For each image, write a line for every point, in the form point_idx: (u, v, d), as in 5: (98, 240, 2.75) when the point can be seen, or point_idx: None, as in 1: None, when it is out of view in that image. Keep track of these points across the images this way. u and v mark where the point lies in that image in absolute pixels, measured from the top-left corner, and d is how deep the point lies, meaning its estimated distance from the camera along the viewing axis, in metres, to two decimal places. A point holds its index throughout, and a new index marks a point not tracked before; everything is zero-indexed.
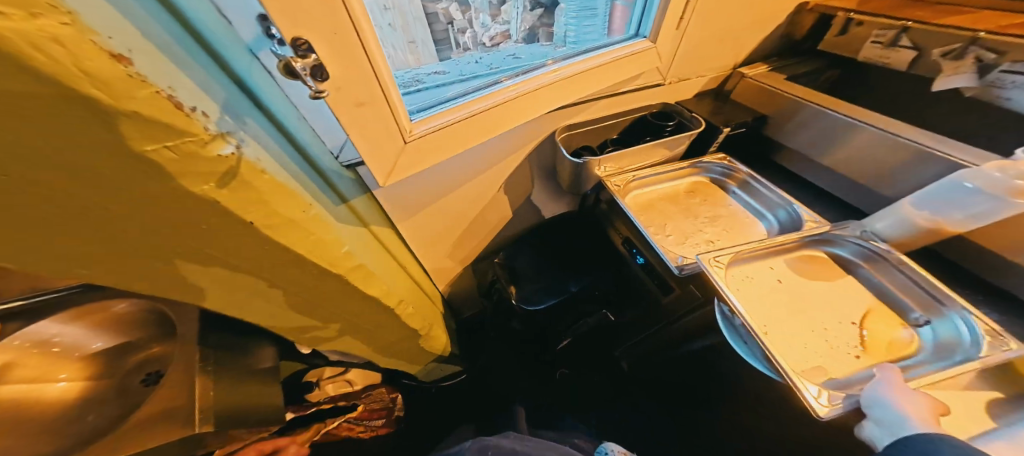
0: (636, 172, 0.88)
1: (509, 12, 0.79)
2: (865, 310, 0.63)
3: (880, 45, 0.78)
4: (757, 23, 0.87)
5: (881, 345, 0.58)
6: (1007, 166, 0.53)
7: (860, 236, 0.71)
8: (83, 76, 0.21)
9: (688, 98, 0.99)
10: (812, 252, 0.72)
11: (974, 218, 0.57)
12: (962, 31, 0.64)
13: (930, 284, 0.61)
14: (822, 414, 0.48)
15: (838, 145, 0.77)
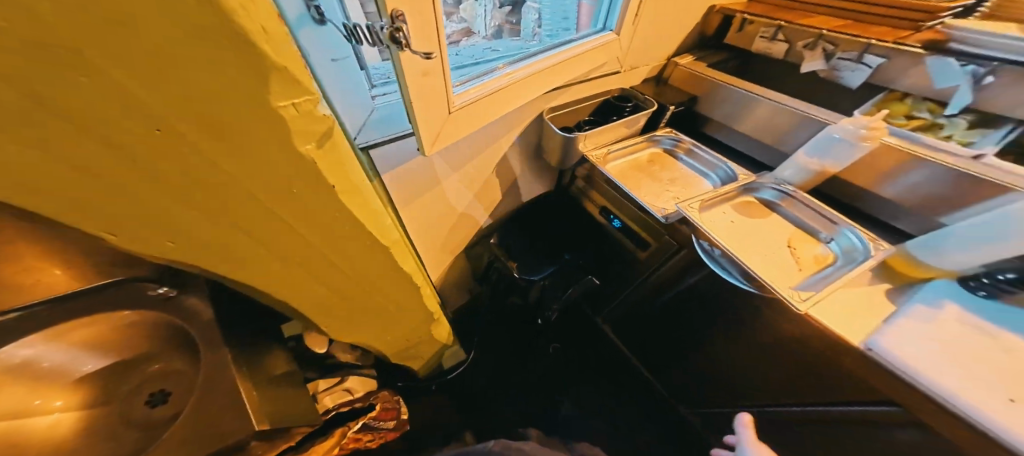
0: (608, 148, 1.04)
1: (472, 10, 0.75)
2: (796, 235, 0.86)
3: (764, 39, 1.00)
4: (685, 21, 1.06)
5: (810, 259, 0.81)
6: (854, 121, 0.76)
7: (778, 184, 0.93)
8: (262, 33, 0.26)
9: (637, 84, 1.18)
10: (752, 199, 0.94)
11: (843, 161, 0.80)
12: (815, 29, 0.87)
13: (826, 211, 0.85)
14: (796, 306, 0.69)
15: (747, 113, 0.99)
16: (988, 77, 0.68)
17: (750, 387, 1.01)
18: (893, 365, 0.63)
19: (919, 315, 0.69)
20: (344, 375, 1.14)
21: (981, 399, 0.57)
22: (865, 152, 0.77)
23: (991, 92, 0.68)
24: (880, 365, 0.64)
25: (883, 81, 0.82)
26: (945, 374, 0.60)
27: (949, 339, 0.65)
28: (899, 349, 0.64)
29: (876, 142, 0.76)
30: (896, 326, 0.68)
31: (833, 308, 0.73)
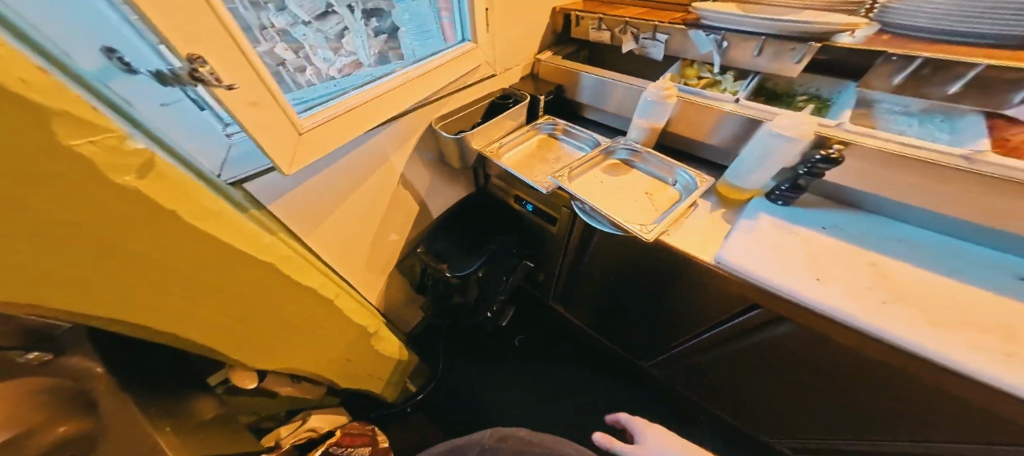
0: (499, 142, 1.16)
1: (352, 43, 0.90)
2: (651, 184, 1.06)
3: (594, 30, 1.21)
4: (536, 24, 1.23)
5: (663, 200, 1.00)
6: (654, 87, 0.98)
7: (632, 146, 1.11)
8: (21, 83, 0.29)
9: (515, 83, 1.33)
10: (615, 162, 1.13)
11: (661, 116, 1.01)
12: (622, 18, 1.10)
13: (666, 161, 1.06)
14: (642, 235, 0.85)
15: (607, 94, 1.18)
16: (727, 43, 0.92)
17: (666, 322, 1.19)
18: (738, 271, 0.82)
19: (751, 228, 0.90)
20: (304, 417, 1.14)
21: (789, 278, 0.78)
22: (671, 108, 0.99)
23: (733, 53, 0.94)
24: (730, 273, 0.84)
25: (674, 52, 1.08)
26: (768, 267, 0.81)
27: (769, 240, 0.86)
28: (739, 259, 0.84)
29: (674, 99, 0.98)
30: (736, 241, 0.88)
31: (676, 235, 0.93)
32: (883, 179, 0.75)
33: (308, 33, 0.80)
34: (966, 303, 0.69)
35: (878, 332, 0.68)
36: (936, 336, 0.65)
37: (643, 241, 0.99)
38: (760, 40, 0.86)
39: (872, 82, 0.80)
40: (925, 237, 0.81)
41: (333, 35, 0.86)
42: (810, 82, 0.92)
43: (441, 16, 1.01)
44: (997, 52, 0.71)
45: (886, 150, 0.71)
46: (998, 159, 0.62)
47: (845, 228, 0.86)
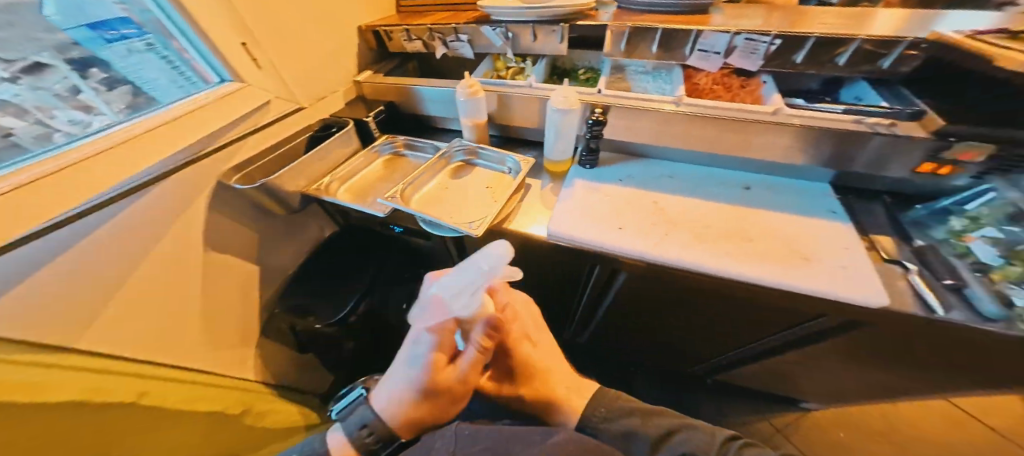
0: (329, 176, 1.05)
1: (90, 99, 0.76)
2: (492, 179, 1.10)
3: (407, 41, 1.20)
4: (342, 45, 1.19)
5: (502, 189, 1.05)
6: (462, 85, 1.03)
7: (467, 145, 1.15)
8: None
9: (341, 110, 1.27)
10: (457, 164, 1.16)
11: (478, 112, 1.08)
12: (424, 25, 1.12)
13: (500, 153, 1.11)
14: (470, 230, 0.82)
15: (434, 103, 1.19)
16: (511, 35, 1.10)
17: (563, 296, 1.25)
18: (565, 238, 0.89)
19: (575, 196, 1.01)
20: None
21: (605, 233, 0.88)
22: (481, 102, 1.06)
23: (519, 44, 1.12)
24: (560, 243, 0.90)
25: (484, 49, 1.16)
26: (589, 227, 0.90)
27: (589, 204, 0.98)
28: (567, 226, 0.92)
29: (481, 93, 1.05)
30: (564, 210, 0.97)
31: (518, 217, 0.98)
32: (645, 130, 0.97)
33: (18, 90, 0.66)
34: (712, 221, 0.86)
35: (668, 261, 0.79)
36: (702, 251, 0.79)
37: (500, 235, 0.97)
38: (529, 29, 1.06)
39: (611, 47, 1.01)
40: (692, 174, 1.02)
41: (64, 91, 0.72)
42: (585, 58, 1.22)
43: (187, 59, 0.88)
44: (675, 20, 0.98)
45: (635, 105, 0.94)
46: (694, 100, 0.89)
47: (641, 178, 1.02)
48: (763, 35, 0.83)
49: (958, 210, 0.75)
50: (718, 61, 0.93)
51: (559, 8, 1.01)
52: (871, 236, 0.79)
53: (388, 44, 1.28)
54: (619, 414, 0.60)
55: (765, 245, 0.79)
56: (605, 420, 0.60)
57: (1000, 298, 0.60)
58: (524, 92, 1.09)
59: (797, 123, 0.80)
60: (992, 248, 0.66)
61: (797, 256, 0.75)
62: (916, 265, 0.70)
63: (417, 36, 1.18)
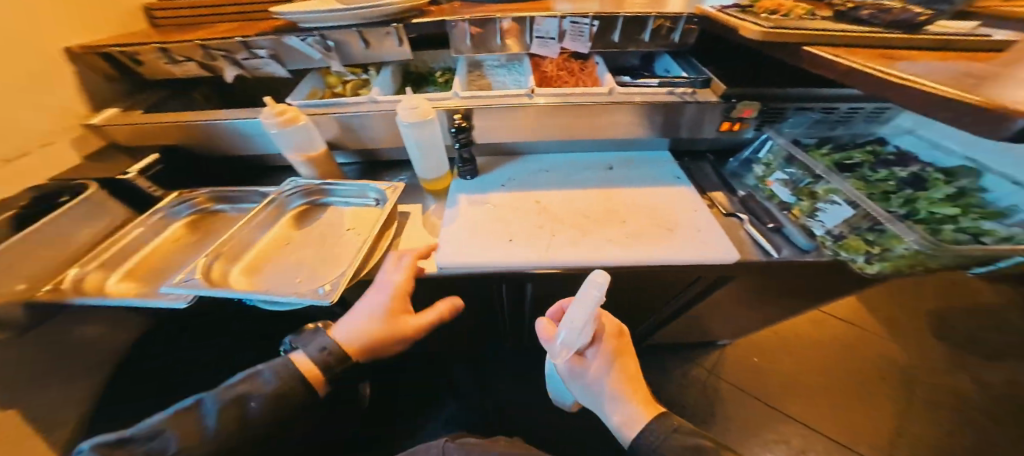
0: (80, 266, 0.70)
1: None
2: (354, 217, 0.88)
3: (172, 63, 0.92)
4: (48, 75, 0.80)
5: (369, 225, 0.85)
6: (267, 113, 0.79)
7: (309, 183, 0.91)
8: None
9: (78, 164, 0.87)
10: (300, 210, 0.90)
11: (308, 144, 0.86)
12: (188, 41, 0.86)
13: (354, 184, 0.90)
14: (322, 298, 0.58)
15: (234, 137, 0.93)
16: (330, 42, 0.88)
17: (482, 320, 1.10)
18: (454, 266, 0.76)
19: (453, 214, 0.89)
20: None
21: (493, 251, 0.78)
22: (308, 128, 0.84)
23: (346, 52, 0.92)
24: (450, 273, 0.76)
25: (292, 64, 0.94)
26: (475, 247, 0.80)
27: (471, 220, 0.87)
28: (455, 252, 0.79)
29: (302, 119, 0.83)
30: (447, 236, 0.84)
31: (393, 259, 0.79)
32: (510, 129, 0.90)
33: None
34: (585, 214, 0.85)
35: (562, 264, 0.75)
36: (586, 248, 0.77)
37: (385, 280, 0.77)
38: (354, 35, 0.87)
39: (457, 45, 0.91)
40: (561, 161, 1.00)
41: None
42: (436, 58, 1.06)
43: None
44: (508, 8, 0.93)
45: (489, 103, 0.85)
46: (545, 91, 0.86)
47: (517, 178, 0.95)
48: (584, 16, 0.83)
49: (756, 158, 0.91)
50: (555, 48, 0.91)
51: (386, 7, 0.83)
52: (710, 194, 0.90)
53: (137, 69, 0.95)
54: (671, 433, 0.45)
55: (635, 224, 0.81)
56: (660, 435, 0.45)
57: (805, 229, 0.74)
58: (365, 112, 0.90)
59: (628, 100, 0.84)
60: (786, 190, 0.82)
61: (664, 229, 0.79)
62: (745, 214, 0.82)
63: (186, 56, 0.90)
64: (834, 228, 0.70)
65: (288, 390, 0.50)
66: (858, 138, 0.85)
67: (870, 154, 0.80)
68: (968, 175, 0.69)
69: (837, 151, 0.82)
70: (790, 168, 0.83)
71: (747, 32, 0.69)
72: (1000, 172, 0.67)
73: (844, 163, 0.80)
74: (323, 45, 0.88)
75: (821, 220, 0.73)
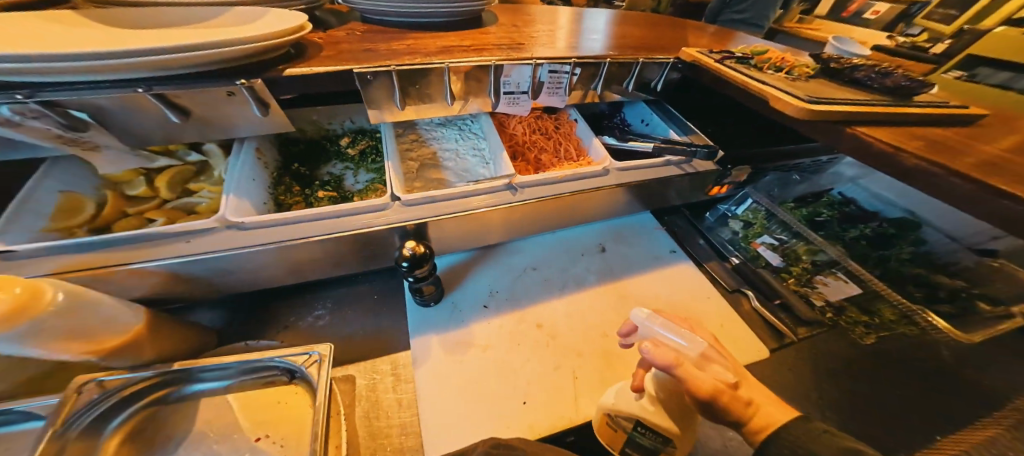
0: None
1: None
2: (252, 413, 0.49)
3: None
4: None
5: (282, 424, 0.48)
6: None
7: (131, 382, 0.44)
8: None
9: None
10: (126, 430, 0.44)
11: (109, 326, 0.39)
12: None
13: (240, 360, 0.48)
14: None
15: None
16: (80, 113, 0.37)
17: None
18: None
19: (421, 373, 0.57)
20: None
21: (506, 430, 0.53)
22: (77, 306, 0.35)
23: (133, 126, 0.41)
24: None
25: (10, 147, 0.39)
26: (475, 431, 0.52)
27: (451, 378, 0.57)
28: (452, 445, 0.50)
29: (56, 294, 0.33)
30: (426, 413, 0.53)
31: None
32: (498, 231, 0.65)
33: None
34: (599, 323, 0.68)
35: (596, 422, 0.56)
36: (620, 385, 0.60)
37: None
38: (151, 99, 0.38)
39: (374, 100, 0.53)
40: (545, 250, 0.78)
41: None
42: (335, 115, 0.63)
43: None
44: (454, 42, 0.63)
45: (463, 210, 0.56)
46: (530, 179, 0.61)
47: (496, 290, 0.70)
48: (563, 64, 0.61)
49: (733, 214, 0.88)
50: (526, 105, 0.67)
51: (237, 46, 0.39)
52: (706, 266, 0.82)
53: None
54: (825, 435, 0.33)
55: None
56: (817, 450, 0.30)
57: (804, 298, 0.74)
58: (230, 249, 0.43)
59: (628, 181, 0.68)
60: (774, 254, 0.80)
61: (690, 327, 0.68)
62: (749, 288, 0.78)
63: None
64: (835, 300, 0.73)
65: None
66: (814, 191, 0.89)
67: (833, 208, 0.85)
68: (913, 228, 0.79)
69: (804, 206, 0.86)
70: (773, 231, 0.83)
71: (786, 108, 0.51)
72: (932, 224, 0.79)
73: (813, 220, 0.83)
74: (61, 122, 0.36)
75: (818, 288, 0.74)
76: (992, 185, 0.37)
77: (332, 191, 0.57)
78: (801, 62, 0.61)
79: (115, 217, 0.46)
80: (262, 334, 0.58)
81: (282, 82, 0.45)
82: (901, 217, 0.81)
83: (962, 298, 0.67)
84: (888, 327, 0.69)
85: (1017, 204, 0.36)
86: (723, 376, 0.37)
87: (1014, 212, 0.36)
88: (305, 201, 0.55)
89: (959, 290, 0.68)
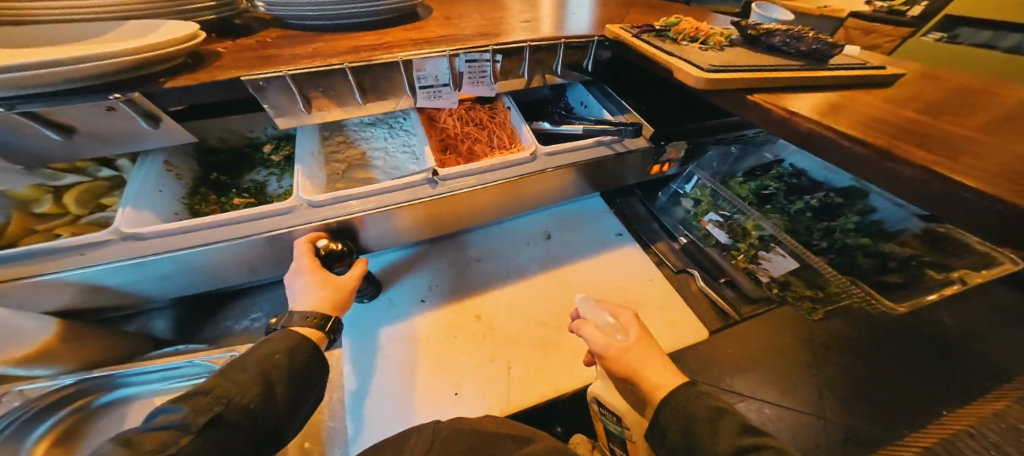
0: None
1: None
2: None
3: None
4: None
5: None
6: None
7: (51, 389, 0.46)
8: None
9: None
10: (55, 434, 0.47)
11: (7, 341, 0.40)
12: None
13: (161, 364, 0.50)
14: None
15: None
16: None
17: None
18: None
19: (351, 370, 0.58)
20: None
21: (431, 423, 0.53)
22: None
23: (16, 145, 0.39)
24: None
25: None
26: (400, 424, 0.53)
27: (383, 375, 0.58)
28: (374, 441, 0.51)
29: None
30: (348, 410, 0.54)
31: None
32: (427, 226, 0.64)
33: None
34: (537, 312, 0.68)
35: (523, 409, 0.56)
36: (553, 371, 0.60)
37: None
38: (19, 118, 0.36)
39: (279, 109, 0.51)
40: (488, 241, 0.78)
41: None
42: (254, 123, 0.62)
43: None
44: (369, 41, 0.60)
45: (386, 205, 0.56)
46: (451, 171, 0.59)
47: (436, 285, 0.70)
48: (482, 52, 0.59)
49: (683, 192, 0.87)
50: (452, 96, 0.64)
51: (117, 60, 0.39)
52: (653, 247, 0.82)
53: None
54: (700, 397, 0.36)
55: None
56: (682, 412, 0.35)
57: (750, 275, 0.74)
58: (132, 260, 0.44)
59: (559, 165, 0.66)
60: (721, 231, 0.79)
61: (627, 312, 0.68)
62: (695, 268, 0.78)
63: None
64: (778, 276, 0.73)
65: (282, 355, 0.38)
66: (761, 163, 0.88)
67: (780, 180, 0.84)
68: (861, 196, 0.76)
69: (752, 180, 0.84)
70: (720, 207, 0.81)
71: (688, 79, 0.48)
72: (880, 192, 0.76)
73: (761, 194, 0.82)
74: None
75: (763, 264, 0.74)
76: (876, 145, 0.35)
77: (251, 197, 0.57)
78: (715, 31, 0.60)
79: (23, 234, 0.45)
80: (194, 339, 0.60)
81: (163, 94, 0.43)
82: (849, 186, 0.78)
83: (911, 267, 0.65)
84: (833, 301, 0.69)
85: (900, 166, 0.33)
86: (624, 352, 0.41)
87: (900, 175, 0.33)
88: (221, 209, 0.55)
89: (908, 259, 0.66)
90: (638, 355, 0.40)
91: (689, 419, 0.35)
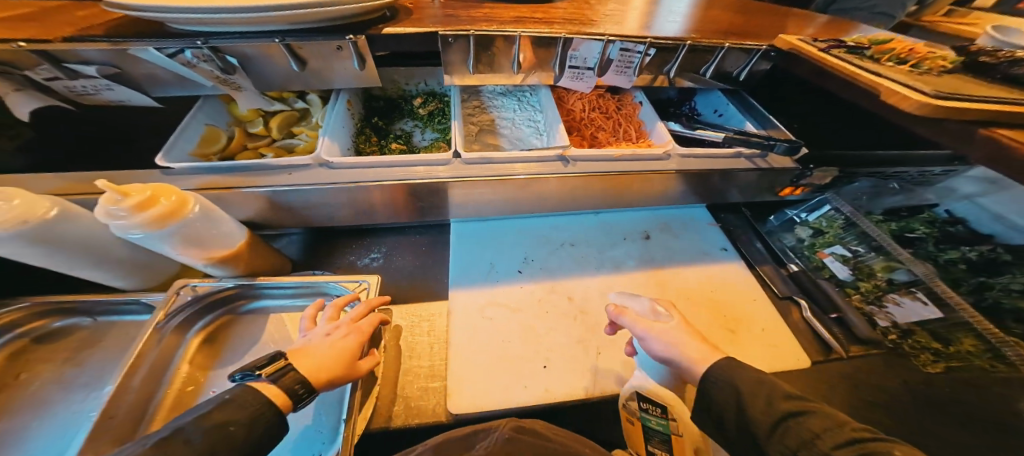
0: None
1: None
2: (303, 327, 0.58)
3: None
4: None
5: None
6: (108, 213, 0.37)
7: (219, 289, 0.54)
8: None
9: None
10: (206, 332, 0.55)
11: (222, 240, 0.48)
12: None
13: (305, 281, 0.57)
14: None
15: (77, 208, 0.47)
16: (232, 59, 0.45)
17: None
18: (479, 406, 0.53)
19: (455, 319, 0.63)
20: None
21: (524, 392, 0.55)
22: (208, 218, 0.44)
23: (264, 74, 0.49)
24: (472, 421, 0.54)
25: (190, 86, 0.49)
26: (495, 379, 0.57)
27: (480, 331, 0.62)
28: (472, 389, 0.55)
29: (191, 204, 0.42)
30: (454, 357, 0.59)
31: (389, 406, 0.53)
32: (548, 196, 0.66)
33: None
34: None
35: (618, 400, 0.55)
36: None
37: (411, 418, 0.52)
38: (283, 49, 0.45)
39: (451, 66, 0.57)
40: (587, 227, 0.79)
41: None
42: (413, 76, 0.69)
43: None
44: (526, 15, 0.62)
45: (523, 173, 0.60)
46: (586, 153, 0.61)
47: (531, 258, 0.73)
48: (638, 44, 0.57)
49: (801, 221, 0.80)
50: (592, 81, 0.64)
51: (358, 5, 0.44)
52: (758, 268, 0.78)
53: None
54: (738, 370, 0.40)
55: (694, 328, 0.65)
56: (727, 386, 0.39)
57: (865, 317, 0.67)
58: (320, 182, 0.51)
59: (693, 167, 0.64)
60: (842, 266, 0.72)
61: (727, 328, 0.66)
62: (804, 298, 0.71)
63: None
64: (904, 322, 0.66)
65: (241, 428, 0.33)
66: (909, 203, 0.79)
67: (932, 224, 0.75)
68: None
69: (894, 220, 0.76)
70: (848, 241, 0.73)
71: (904, 102, 0.44)
72: None
73: (903, 236, 0.74)
74: (219, 65, 0.44)
75: (887, 308, 0.67)
76: None
77: (403, 144, 0.64)
78: (935, 54, 0.52)
79: (238, 149, 0.56)
80: (323, 266, 0.67)
81: (378, 39, 0.49)
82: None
83: None
84: (962, 359, 0.62)
85: None
86: (663, 333, 0.45)
87: None
88: (380, 150, 0.63)
89: None
90: (686, 337, 0.44)
91: (737, 390, 0.38)
